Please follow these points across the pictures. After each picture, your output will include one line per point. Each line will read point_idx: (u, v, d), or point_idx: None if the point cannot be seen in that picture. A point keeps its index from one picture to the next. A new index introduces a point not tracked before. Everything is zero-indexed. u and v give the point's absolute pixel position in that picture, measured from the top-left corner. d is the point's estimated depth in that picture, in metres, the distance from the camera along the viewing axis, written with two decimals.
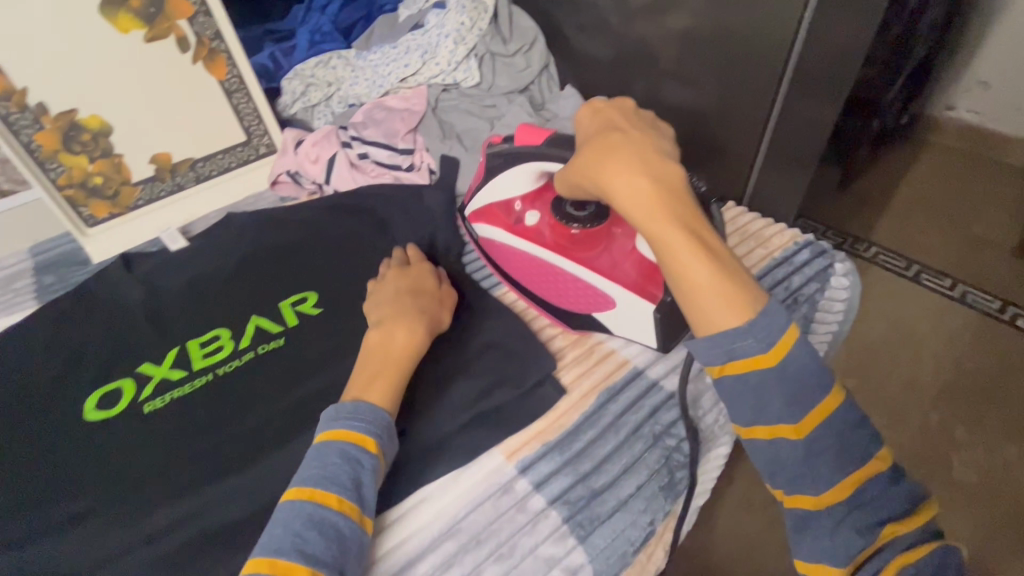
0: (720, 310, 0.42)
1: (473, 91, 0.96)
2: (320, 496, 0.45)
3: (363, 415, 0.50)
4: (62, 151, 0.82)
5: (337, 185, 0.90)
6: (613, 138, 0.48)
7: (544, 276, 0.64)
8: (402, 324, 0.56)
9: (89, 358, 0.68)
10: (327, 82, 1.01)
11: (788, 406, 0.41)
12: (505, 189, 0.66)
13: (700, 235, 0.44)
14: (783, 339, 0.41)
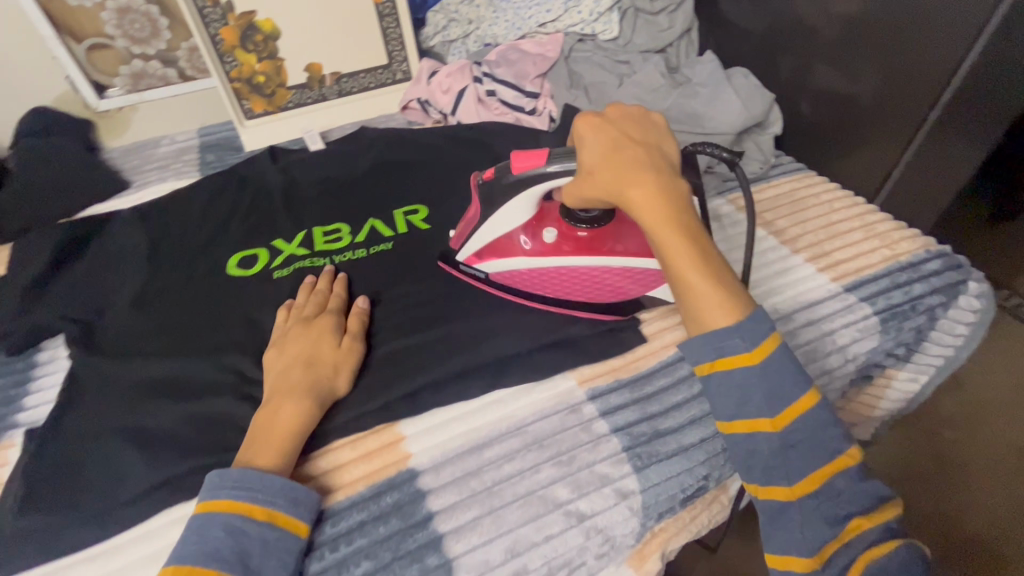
0: (716, 314, 0.46)
1: (609, 45, 0.95)
2: (204, 574, 0.40)
3: (252, 480, 0.44)
4: (238, 48, 0.93)
5: (462, 117, 0.96)
6: (620, 149, 0.49)
7: (581, 281, 0.60)
8: (284, 395, 0.50)
9: (232, 225, 0.77)
10: (468, 19, 1.04)
11: (769, 396, 0.45)
12: (507, 224, 0.58)
13: (699, 241, 0.47)
14: (766, 341, 0.45)
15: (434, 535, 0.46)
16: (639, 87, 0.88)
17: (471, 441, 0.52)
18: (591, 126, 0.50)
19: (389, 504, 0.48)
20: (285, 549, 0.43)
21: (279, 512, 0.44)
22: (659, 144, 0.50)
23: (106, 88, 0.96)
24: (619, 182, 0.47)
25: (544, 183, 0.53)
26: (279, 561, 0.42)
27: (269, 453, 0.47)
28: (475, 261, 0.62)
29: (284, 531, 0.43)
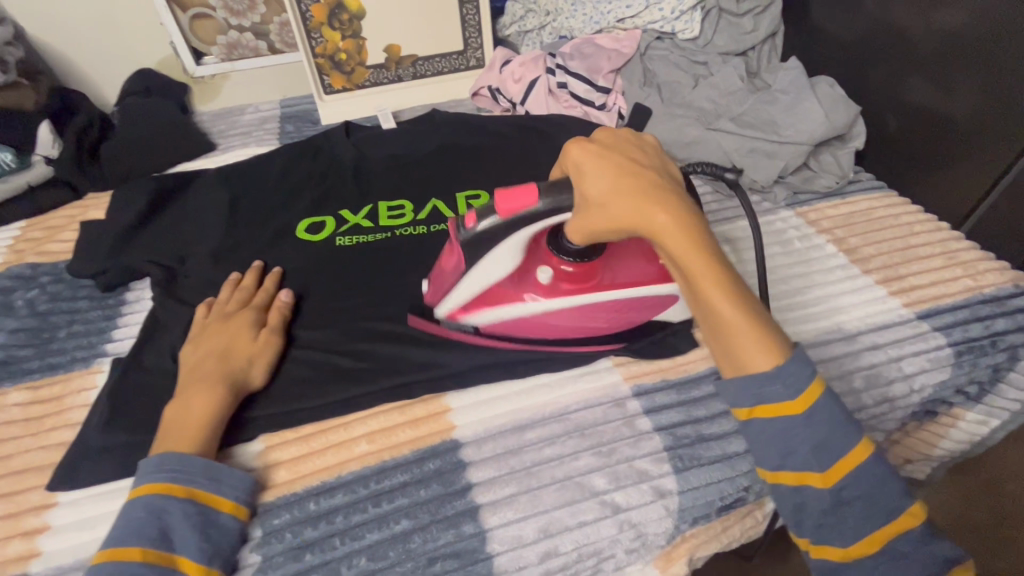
0: (758, 354, 0.43)
1: (688, 44, 0.93)
2: (126, 554, 0.41)
3: (173, 462, 0.45)
4: (325, 25, 0.97)
5: (530, 107, 0.96)
6: (628, 178, 0.45)
7: (579, 322, 0.56)
8: (194, 388, 0.51)
9: (305, 193, 0.81)
10: (545, 10, 1.04)
11: (816, 449, 0.43)
12: (492, 272, 0.52)
13: (727, 269, 0.44)
14: (809, 388, 0.43)
15: (472, 505, 0.47)
16: (715, 90, 0.86)
17: (513, 421, 0.53)
18: (589, 151, 0.47)
19: (431, 470, 0.50)
20: (208, 526, 0.44)
21: (200, 489, 0.45)
22: (663, 170, 0.47)
23: (203, 55, 1.02)
24: (639, 210, 0.44)
25: (532, 223, 0.48)
26: (201, 537, 0.43)
27: (190, 437, 0.48)
28: (460, 314, 0.57)
29: (203, 509, 0.44)
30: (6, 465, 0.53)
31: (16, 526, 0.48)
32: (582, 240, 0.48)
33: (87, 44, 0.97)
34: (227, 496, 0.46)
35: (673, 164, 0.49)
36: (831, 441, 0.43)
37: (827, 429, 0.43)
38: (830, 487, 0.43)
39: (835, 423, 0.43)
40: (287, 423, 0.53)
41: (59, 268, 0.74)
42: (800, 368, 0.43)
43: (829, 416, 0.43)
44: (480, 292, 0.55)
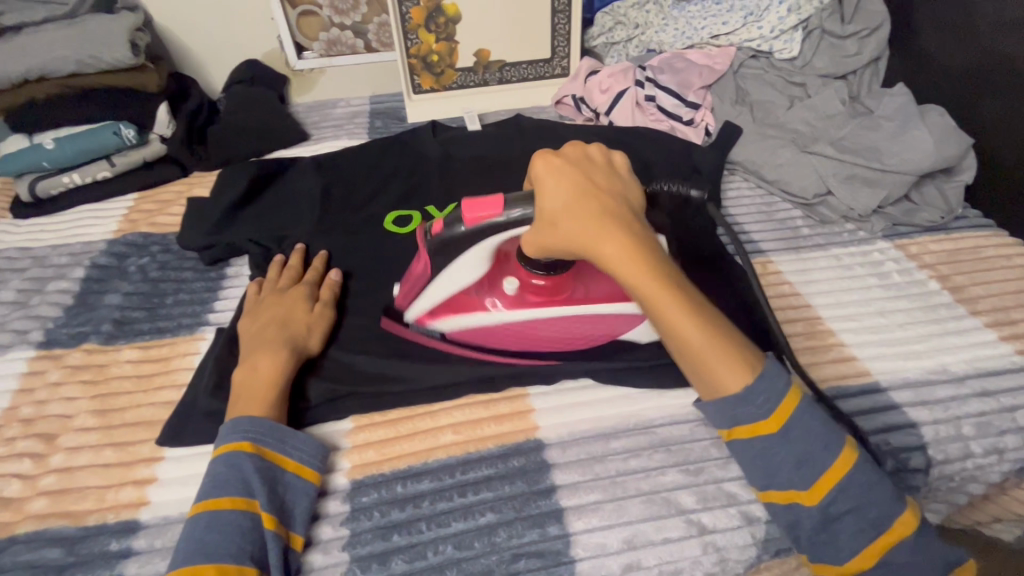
0: (729, 373, 0.45)
1: (784, 65, 0.91)
2: (212, 505, 0.44)
3: (248, 425, 0.48)
4: (422, 27, 1.00)
5: (615, 119, 0.95)
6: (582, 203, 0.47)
7: (550, 332, 0.56)
8: (262, 353, 0.53)
9: (393, 186, 0.84)
10: (635, 23, 1.04)
11: (799, 467, 0.44)
12: (458, 278, 0.53)
13: (683, 286, 0.47)
14: (782, 404, 0.45)
15: (557, 507, 0.47)
16: (812, 112, 0.83)
17: (598, 428, 0.53)
18: (549, 168, 0.48)
19: (515, 467, 0.50)
20: (278, 483, 0.46)
21: (269, 448, 0.48)
22: (624, 193, 0.49)
23: (304, 50, 1.07)
24: (598, 236, 0.47)
25: (501, 232, 0.49)
26: (276, 492, 0.46)
27: (259, 403, 0.50)
28: (427, 319, 0.57)
29: (270, 466, 0.47)
30: (120, 416, 0.56)
31: (129, 474, 0.52)
32: (540, 253, 0.50)
33: (202, 34, 1.03)
34: (292, 456, 0.48)
35: (636, 188, 0.52)
36: (813, 457, 0.44)
37: (806, 445, 0.44)
38: (817, 505, 0.44)
39: (815, 437, 0.44)
40: (376, 406, 0.55)
41: (167, 239, 0.79)
42: (769, 384, 0.45)
43: (806, 431, 0.45)
44: (452, 298, 0.55)
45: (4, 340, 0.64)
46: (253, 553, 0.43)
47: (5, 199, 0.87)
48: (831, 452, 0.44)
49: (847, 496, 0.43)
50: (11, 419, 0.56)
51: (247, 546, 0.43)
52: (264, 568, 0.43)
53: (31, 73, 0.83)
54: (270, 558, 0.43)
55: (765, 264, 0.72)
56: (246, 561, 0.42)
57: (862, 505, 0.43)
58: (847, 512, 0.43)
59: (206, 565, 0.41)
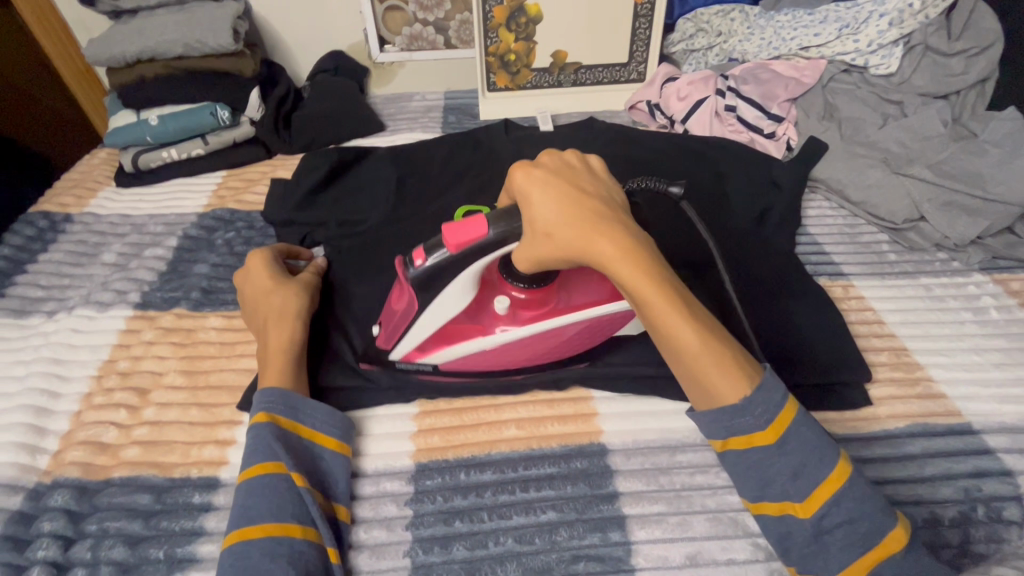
0: (727, 374, 0.42)
1: (879, 81, 0.87)
2: (247, 474, 0.45)
3: (273, 391, 0.48)
4: (503, 27, 1.01)
5: (691, 128, 0.93)
6: (569, 207, 0.45)
7: (541, 345, 0.53)
8: (269, 326, 0.54)
9: (465, 181, 0.85)
10: (718, 31, 1.01)
11: (794, 478, 0.41)
12: (444, 311, 0.49)
13: (675, 286, 0.44)
14: (780, 414, 0.42)
15: (620, 513, 0.47)
16: (908, 132, 0.79)
17: (664, 439, 0.52)
18: (542, 177, 0.47)
19: (578, 468, 0.50)
20: (296, 448, 0.47)
21: (283, 417, 0.48)
22: (606, 197, 0.48)
23: (387, 44, 1.10)
24: (590, 237, 0.44)
25: (490, 253, 0.46)
26: (301, 458, 0.47)
27: (277, 367, 0.51)
28: (418, 354, 0.53)
29: (286, 433, 0.47)
30: (205, 378, 0.60)
31: (211, 434, 0.55)
32: (530, 268, 0.47)
33: (294, 25, 1.09)
34: (306, 423, 0.49)
35: (623, 201, 0.50)
36: (808, 468, 0.41)
37: (804, 455, 0.42)
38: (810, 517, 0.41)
39: (814, 446, 0.42)
40: (442, 393, 0.56)
41: (251, 217, 0.83)
42: (767, 394, 0.42)
43: (803, 441, 0.42)
44: (444, 326, 0.52)
45: (106, 299, 0.69)
46: (295, 512, 0.43)
47: (111, 168, 0.94)
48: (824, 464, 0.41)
49: (842, 509, 0.40)
50: (110, 371, 0.61)
51: (287, 505, 0.43)
52: (308, 522, 0.43)
53: (143, 54, 0.89)
54: (314, 514, 0.44)
55: (847, 287, 0.69)
56: (288, 519, 0.42)
57: (856, 517, 0.40)
58: (839, 524, 0.40)
59: (250, 527, 0.42)
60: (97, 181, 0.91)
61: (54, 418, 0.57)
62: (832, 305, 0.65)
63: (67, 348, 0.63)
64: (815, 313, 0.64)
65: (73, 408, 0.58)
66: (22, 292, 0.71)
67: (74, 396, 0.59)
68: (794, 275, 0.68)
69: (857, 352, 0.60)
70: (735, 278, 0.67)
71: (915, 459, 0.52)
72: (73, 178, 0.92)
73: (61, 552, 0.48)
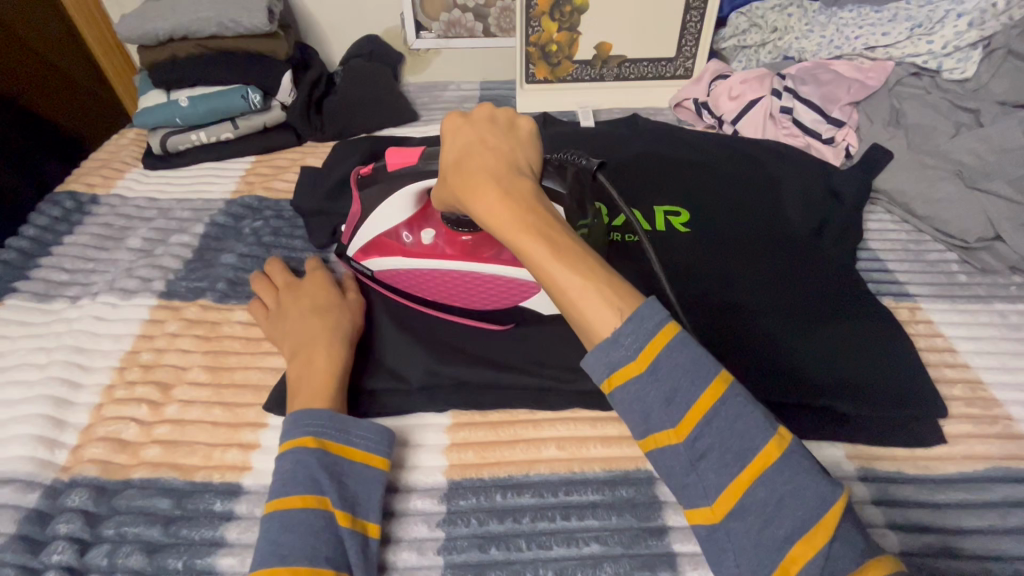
0: (594, 307, 0.37)
1: (952, 86, 0.81)
2: (281, 505, 0.41)
3: (322, 416, 0.45)
4: (546, 15, 0.96)
5: (742, 130, 0.88)
6: (458, 160, 0.44)
7: (468, 290, 0.55)
8: (312, 348, 0.50)
9: None
10: (773, 26, 0.94)
11: (669, 401, 0.35)
12: (385, 218, 0.54)
13: (546, 223, 0.39)
14: (655, 337, 0.36)
15: (670, 551, 0.43)
16: (984, 143, 0.72)
17: None
18: (447, 134, 0.46)
19: (624, 497, 0.46)
20: (342, 476, 0.43)
21: (330, 440, 0.44)
22: (506, 144, 0.45)
23: (423, 29, 1.06)
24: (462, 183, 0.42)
25: (418, 179, 0.50)
26: (347, 489, 0.43)
27: (319, 391, 0.47)
28: (360, 257, 0.57)
29: (334, 458, 0.44)
30: (229, 375, 0.57)
31: (235, 436, 0.52)
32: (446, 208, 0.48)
33: (330, 7, 1.05)
34: (357, 446, 0.45)
35: (532, 151, 0.45)
36: (685, 391, 0.35)
37: (679, 377, 0.36)
38: (688, 441, 0.35)
39: (692, 367, 0.36)
40: (476, 405, 0.52)
41: (279, 206, 0.80)
42: (643, 326, 0.36)
43: (679, 364, 0.36)
44: (378, 239, 0.56)
45: (130, 286, 0.67)
46: (329, 554, 0.39)
47: (139, 149, 0.92)
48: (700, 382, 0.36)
49: (715, 428, 0.35)
50: (132, 363, 0.59)
51: (322, 546, 0.39)
52: (343, 568, 0.39)
53: (177, 32, 0.86)
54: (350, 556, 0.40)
55: (914, 310, 0.64)
56: (323, 563, 0.38)
57: (730, 436, 0.35)
58: (712, 449, 0.35)
59: (280, 567, 0.38)
60: (124, 162, 0.89)
61: (74, 410, 0.55)
62: (901, 329, 0.60)
63: (90, 336, 0.61)
64: (883, 339, 0.58)
65: (94, 400, 0.56)
66: (46, 275, 0.69)
67: (96, 388, 0.57)
68: (858, 295, 0.63)
69: (929, 384, 0.55)
70: (796, 294, 0.63)
71: (994, 506, 0.48)
72: (101, 158, 0.90)
73: (76, 556, 0.45)
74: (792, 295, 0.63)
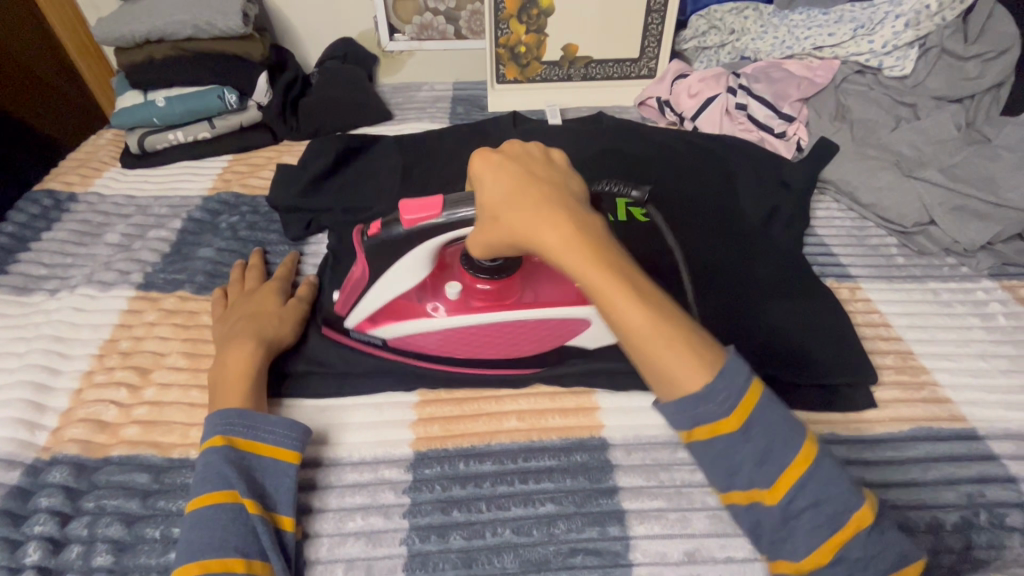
0: (682, 362, 0.39)
1: (893, 83, 0.86)
2: (194, 504, 0.43)
3: (229, 413, 0.47)
4: (514, 18, 1.00)
5: (701, 126, 0.92)
6: (520, 194, 0.43)
7: (500, 338, 0.53)
8: (234, 345, 0.52)
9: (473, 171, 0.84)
10: (730, 28, 0.99)
11: (759, 462, 0.39)
12: (400, 279, 0.51)
13: (629, 274, 0.41)
14: (744, 399, 0.39)
15: (619, 508, 0.47)
16: (921, 135, 0.78)
17: (666, 435, 0.52)
18: (495, 166, 0.45)
19: (578, 462, 0.50)
20: (252, 470, 0.45)
21: (239, 438, 0.46)
22: (562, 184, 0.45)
23: (396, 32, 1.09)
24: (534, 220, 0.41)
25: (443, 233, 0.47)
26: (258, 482, 0.45)
27: (233, 390, 0.49)
28: (367, 326, 0.55)
29: (243, 454, 0.45)
30: (206, 360, 0.60)
31: None
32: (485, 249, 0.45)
33: (305, 11, 1.08)
34: (266, 440, 0.47)
35: (581, 184, 0.47)
36: (775, 453, 0.39)
37: (769, 442, 0.39)
38: (778, 502, 0.40)
39: (781, 430, 0.40)
40: (443, 383, 0.55)
41: (256, 201, 0.82)
42: (728, 382, 0.39)
43: (768, 428, 0.40)
44: (395, 301, 0.53)
45: (108, 278, 0.69)
46: (238, 545, 0.41)
47: (116, 149, 0.94)
48: (788, 445, 0.40)
49: (807, 493, 0.39)
50: (111, 351, 0.61)
51: (231, 538, 0.41)
52: (255, 555, 0.41)
53: (153, 35, 0.88)
54: (263, 544, 0.42)
55: (854, 289, 0.68)
56: (230, 553, 0.40)
57: (822, 499, 0.39)
58: (805, 509, 0.39)
59: (190, 563, 0.40)
60: (102, 161, 0.91)
61: (54, 395, 0.57)
62: (841, 306, 0.64)
63: (68, 326, 0.63)
64: (825, 316, 0.63)
65: (73, 386, 0.58)
66: (24, 270, 0.71)
67: (74, 374, 0.59)
68: (803, 275, 0.68)
69: (863, 355, 0.59)
70: (748, 278, 0.67)
71: (917, 462, 0.52)
72: (78, 157, 0.91)
73: (57, 528, 0.48)
74: (743, 278, 0.67)
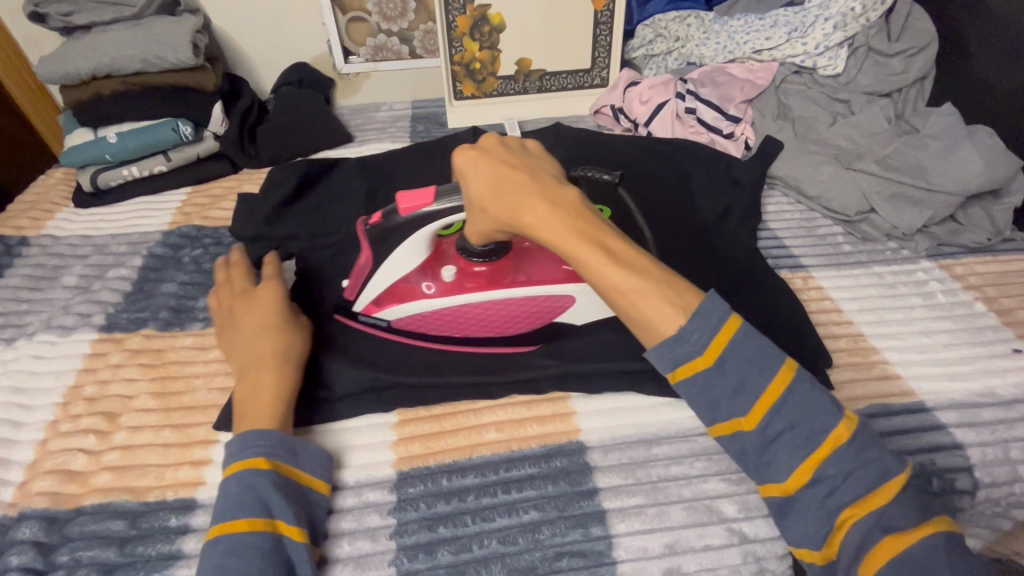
0: (660, 309, 0.44)
1: (828, 82, 0.91)
2: (219, 530, 0.42)
3: (264, 439, 0.46)
4: (467, 36, 1.02)
5: (655, 130, 0.96)
6: (500, 179, 0.47)
7: (499, 316, 0.57)
8: (260, 369, 0.50)
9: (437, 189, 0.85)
10: (675, 36, 1.04)
11: (737, 391, 0.43)
12: (401, 263, 0.54)
13: (602, 238, 0.46)
14: (718, 335, 0.43)
15: (600, 509, 0.48)
16: (857, 129, 0.83)
17: (640, 433, 0.54)
18: (468, 161, 0.47)
19: (557, 467, 0.51)
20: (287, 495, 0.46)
21: (283, 463, 0.46)
22: (536, 164, 0.49)
23: (351, 54, 1.10)
24: (515, 203, 0.46)
25: (434, 221, 0.52)
26: (297, 505, 0.45)
27: (264, 415, 0.48)
28: (374, 309, 0.58)
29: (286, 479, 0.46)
30: (177, 399, 0.59)
31: (186, 454, 0.54)
32: (479, 233, 0.51)
33: (256, 38, 1.08)
34: (304, 466, 0.48)
35: (553, 161, 0.51)
36: (751, 382, 0.43)
37: (743, 373, 0.43)
38: (757, 428, 0.43)
39: (757, 360, 0.43)
40: (421, 402, 0.56)
41: (218, 233, 0.81)
42: (701, 324, 0.43)
43: (740, 359, 0.43)
44: (396, 285, 0.57)
45: (68, 322, 0.67)
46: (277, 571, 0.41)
47: (67, 188, 0.91)
48: (764, 372, 0.43)
49: (782, 416, 0.43)
50: (75, 397, 0.59)
51: (271, 565, 0.41)
52: None
53: (99, 71, 0.87)
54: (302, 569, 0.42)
55: (806, 278, 0.72)
56: None
57: (797, 422, 0.42)
58: (784, 432, 0.42)
59: None
60: (53, 202, 0.88)
61: (18, 448, 0.55)
62: (795, 296, 0.68)
63: (29, 375, 0.61)
64: (782, 306, 0.66)
65: (38, 437, 0.56)
66: None
67: (38, 425, 0.57)
68: (759, 268, 0.71)
69: (818, 340, 0.62)
70: (707, 274, 0.70)
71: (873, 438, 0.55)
72: (27, 199, 0.89)
73: None
74: (703, 275, 0.70)
